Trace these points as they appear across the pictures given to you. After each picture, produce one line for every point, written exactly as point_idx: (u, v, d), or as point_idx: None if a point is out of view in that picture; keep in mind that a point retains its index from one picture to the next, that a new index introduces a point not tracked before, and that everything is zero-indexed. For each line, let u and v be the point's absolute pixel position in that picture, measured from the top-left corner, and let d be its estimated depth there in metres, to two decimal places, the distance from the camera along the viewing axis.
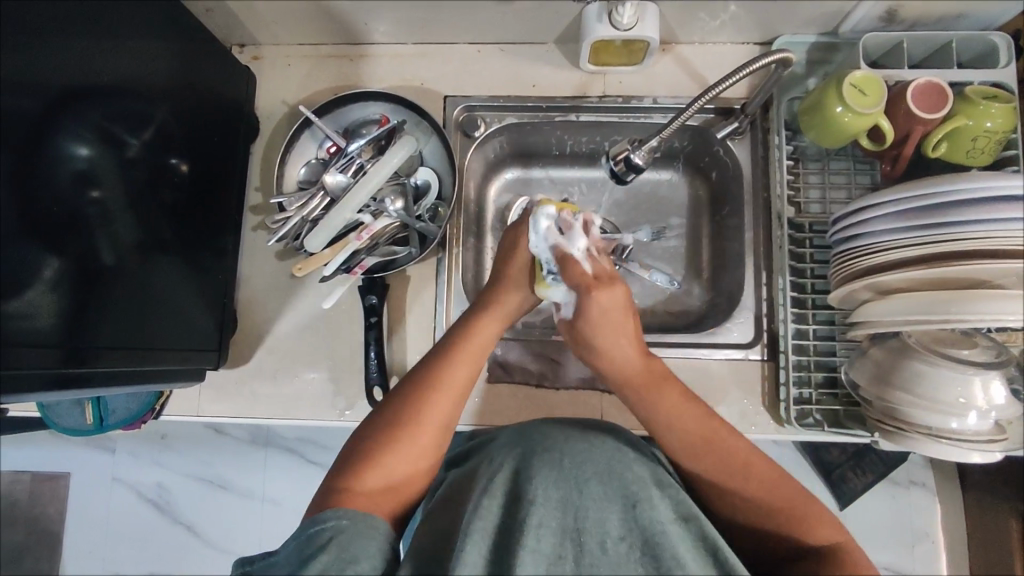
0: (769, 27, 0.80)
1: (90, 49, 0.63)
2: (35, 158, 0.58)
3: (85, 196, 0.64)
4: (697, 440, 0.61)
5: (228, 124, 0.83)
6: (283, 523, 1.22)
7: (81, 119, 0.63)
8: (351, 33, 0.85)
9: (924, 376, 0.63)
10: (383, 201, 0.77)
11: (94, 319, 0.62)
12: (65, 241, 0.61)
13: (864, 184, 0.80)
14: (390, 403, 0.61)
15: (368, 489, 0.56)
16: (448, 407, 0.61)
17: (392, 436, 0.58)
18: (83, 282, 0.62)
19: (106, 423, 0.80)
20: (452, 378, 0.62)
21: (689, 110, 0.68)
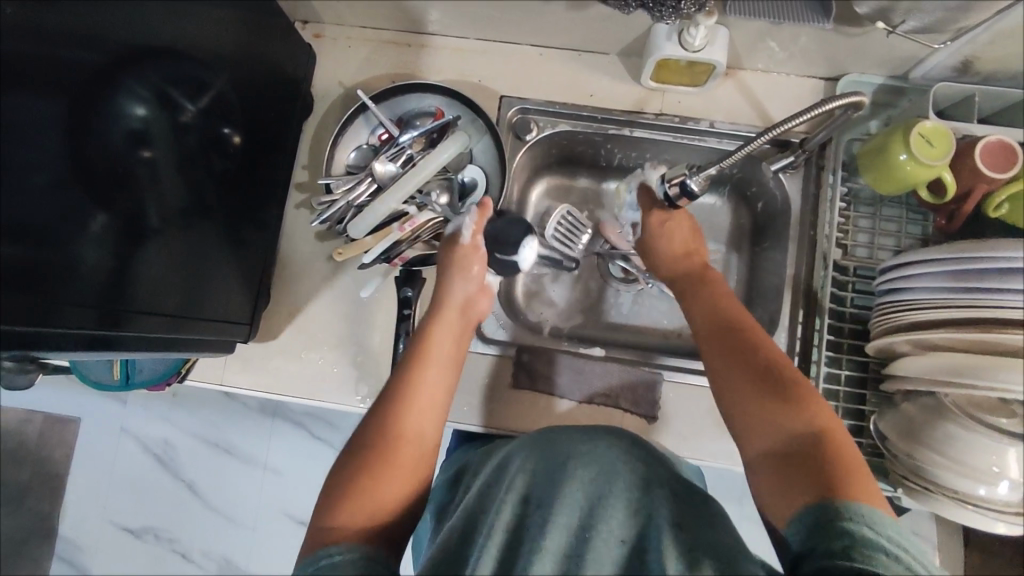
0: (839, 63, 0.79)
1: (155, 10, 0.63)
2: (90, 110, 0.58)
3: (136, 154, 0.64)
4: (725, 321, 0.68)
5: (283, 100, 0.83)
6: (283, 493, 1.24)
7: (139, 78, 0.63)
8: (414, 21, 0.84)
9: (956, 439, 0.62)
10: (430, 195, 0.78)
11: (130, 283, 0.62)
12: (113, 198, 0.61)
13: (915, 234, 0.78)
14: (368, 421, 0.61)
15: (358, 519, 0.53)
16: (423, 421, 0.62)
17: (379, 445, 0.59)
18: (123, 240, 0.62)
19: (132, 381, 0.81)
20: (419, 391, 0.63)
21: (758, 141, 0.65)
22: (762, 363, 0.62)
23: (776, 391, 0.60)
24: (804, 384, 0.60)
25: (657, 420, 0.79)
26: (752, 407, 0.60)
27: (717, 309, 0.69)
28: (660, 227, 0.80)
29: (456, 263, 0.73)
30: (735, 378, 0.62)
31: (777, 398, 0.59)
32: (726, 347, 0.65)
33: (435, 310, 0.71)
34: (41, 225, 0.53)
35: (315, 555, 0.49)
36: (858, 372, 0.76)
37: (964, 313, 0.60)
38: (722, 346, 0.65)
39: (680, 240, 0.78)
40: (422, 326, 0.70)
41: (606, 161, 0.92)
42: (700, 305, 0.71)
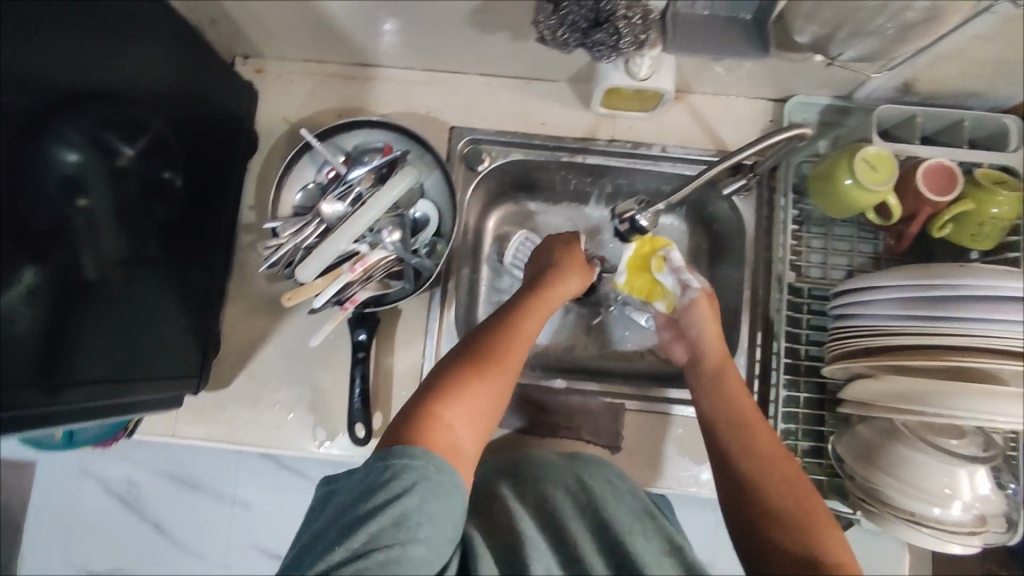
0: (785, 84, 0.79)
1: (90, 49, 0.60)
2: (21, 160, 0.54)
3: (72, 204, 0.59)
4: (757, 432, 0.65)
5: (225, 139, 0.80)
6: (254, 527, 1.21)
7: (72, 124, 0.59)
8: (359, 54, 0.82)
9: (908, 461, 0.63)
10: (380, 232, 0.75)
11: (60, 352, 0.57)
12: (47, 253, 0.56)
13: (866, 252, 0.79)
14: (468, 342, 0.62)
15: (449, 422, 0.55)
16: (519, 358, 0.63)
17: (473, 368, 0.59)
18: (51, 301, 0.57)
19: (76, 440, 0.77)
20: (522, 327, 0.65)
21: (724, 165, 0.68)
22: (789, 486, 0.60)
23: (801, 514, 0.58)
24: (825, 516, 0.58)
25: (621, 449, 0.79)
26: (780, 524, 0.58)
27: (749, 417, 0.67)
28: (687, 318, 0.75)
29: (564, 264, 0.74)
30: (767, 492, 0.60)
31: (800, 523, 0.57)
32: (742, 448, 0.64)
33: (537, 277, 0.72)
34: None
35: (394, 451, 0.51)
36: (816, 393, 0.76)
37: (913, 339, 0.61)
38: (750, 461, 0.63)
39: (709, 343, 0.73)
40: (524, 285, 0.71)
41: (562, 187, 0.91)
42: (715, 397, 0.69)
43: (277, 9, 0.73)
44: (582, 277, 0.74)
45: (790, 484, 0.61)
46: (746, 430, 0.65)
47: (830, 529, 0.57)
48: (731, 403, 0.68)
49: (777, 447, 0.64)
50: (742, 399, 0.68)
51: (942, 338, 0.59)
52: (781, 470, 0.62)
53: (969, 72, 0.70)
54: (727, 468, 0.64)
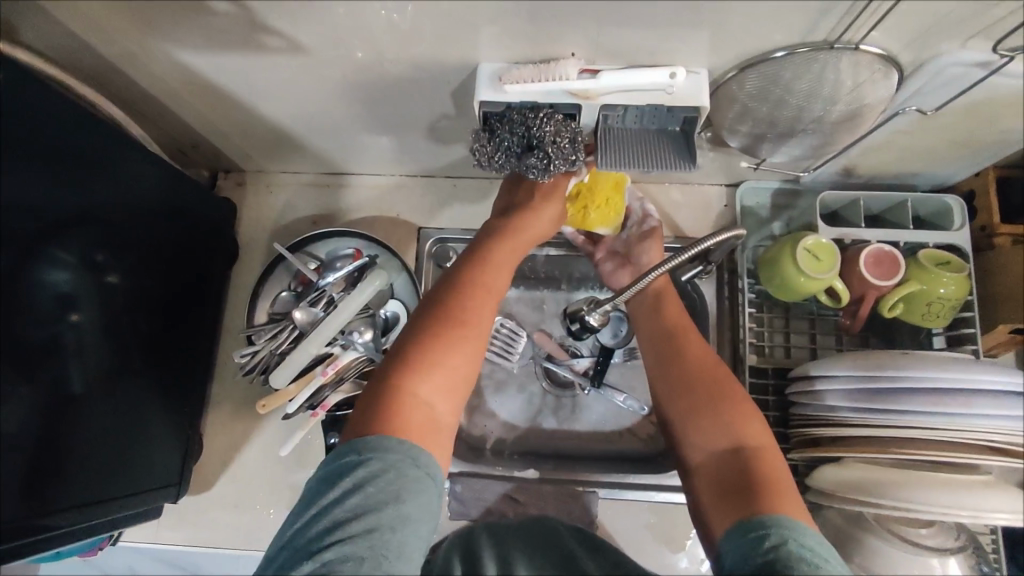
0: (733, 173, 0.83)
1: (93, 178, 0.64)
2: (20, 286, 0.58)
3: (65, 319, 0.64)
4: (676, 335, 0.73)
5: (208, 250, 0.85)
6: None
7: (66, 247, 0.63)
8: (332, 165, 0.88)
9: (880, 553, 0.62)
10: (352, 333, 0.79)
11: (49, 465, 0.60)
12: (39, 370, 0.60)
13: (829, 329, 0.80)
14: (424, 312, 0.62)
15: (423, 393, 0.56)
16: (487, 312, 0.64)
17: (438, 334, 0.59)
18: (48, 412, 0.61)
19: (62, 552, 0.78)
20: (485, 279, 0.65)
21: (683, 257, 0.67)
22: (704, 381, 0.68)
23: (716, 400, 0.66)
24: (736, 398, 0.66)
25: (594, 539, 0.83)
26: (700, 419, 0.65)
27: (673, 324, 0.75)
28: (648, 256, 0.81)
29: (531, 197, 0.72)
30: (687, 403, 0.67)
31: (712, 405, 0.65)
32: (675, 361, 0.71)
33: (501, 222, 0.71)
34: None
35: (359, 445, 0.52)
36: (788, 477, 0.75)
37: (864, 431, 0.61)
38: (675, 367, 0.70)
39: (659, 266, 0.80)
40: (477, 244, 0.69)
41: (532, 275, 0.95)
42: (654, 318, 0.76)
43: (251, 133, 0.80)
44: (559, 207, 0.73)
45: (720, 387, 0.67)
46: (672, 336, 0.74)
47: (755, 419, 0.64)
48: (666, 320, 0.76)
49: (707, 353, 0.72)
50: (674, 318, 0.75)
51: (894, 429, 0.60)
52: (710, 375, 0.68)
53: (905, 158, 0.73)
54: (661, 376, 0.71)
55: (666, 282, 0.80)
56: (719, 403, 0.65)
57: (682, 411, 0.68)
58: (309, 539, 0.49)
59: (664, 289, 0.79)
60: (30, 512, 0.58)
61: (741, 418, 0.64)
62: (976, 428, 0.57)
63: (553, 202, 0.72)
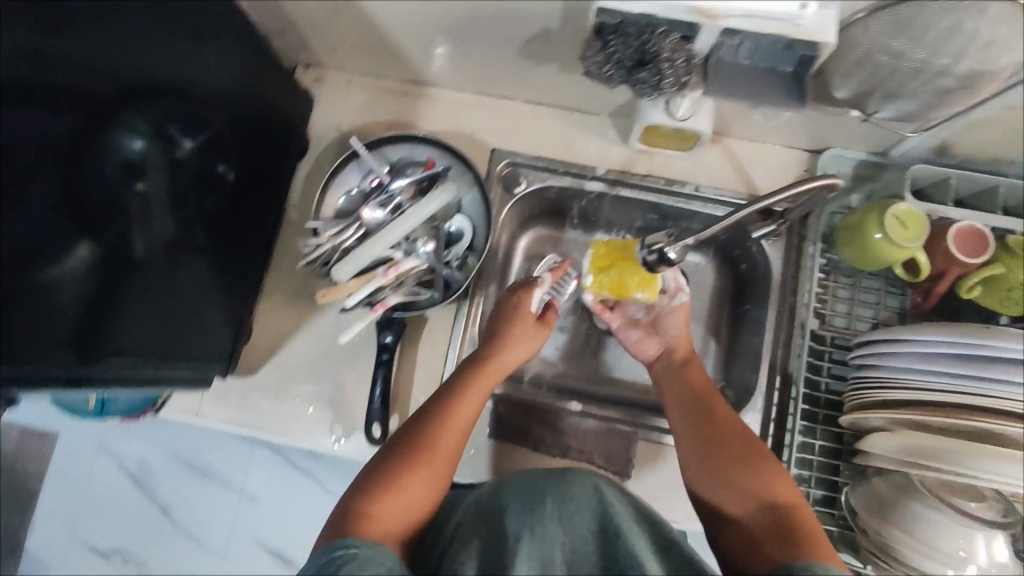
0: (821, 136, 0.81)
1: (158, 52, 0.68)
2: (89, 141, 0.62)
3: (131, 186, 0.66)
4: (694, 395, 0.75)
5: (281, 141, 0.85)
6: (252, 516, 1.33)
7: (141, 114, 0.66)
8: (414, 73, 0.87)
9: (922, 519, 0.63)
10: (416, 241, 0.79)
11: (109, 318, 0.64)
12: (104, 227, 0.64)
13: (893, 307, 0.80)
14: (399, 438, 0.64)
15: (386, 514, 0.57)
16: (452, 448, 0.65)
17: (399, 463, 0.61)
18: (108, 270, 0.64)
19: (106, 411, 0.81)
20: (452, 414, 0.67)
21: (742, 214, 0.68)
22: (728, 437, 0.70)
23: (744, 455, 0.67)
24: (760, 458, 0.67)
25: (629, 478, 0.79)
26: (727, 477, 0.66)
27: (693, 382, 0.77)
28: (671, 316, 0.83)
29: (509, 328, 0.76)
30: (709, 466, 0.68)
31: (740, 463, 0.67)
32: (703, 416, 0.72)
33: (480, 353, 0.74)
34: (32, 251, 0.55)
35: (336, 544, 0.51)
36: (832, 442, 0.76)
37: (935, 395, 0.61)
38: (692, 424, 0.72)
39: (680, 328, 0.82)
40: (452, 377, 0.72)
41: (594, 216, 0.94)
42: (675, 386, 0.77)
43: (344, 25, 0.79)
44: (530, 341, 0.77)
45: (748, 449, 0.68)
46: (689, 394, 0.75)
47: (785, 479, 0.65)
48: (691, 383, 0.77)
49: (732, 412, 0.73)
50: (699, 383, 0.77)
51: (930, 395, 0.61)
52: (734, 433, 0.70)
53: (1009, 139, 0.71)
54: (683, 431, 0.73)
55: (690, 349, 0.81)
56: (749, 457, 0.67)
57: (710, 476, 0.68)
58: None
59: (693, 358, 0.80)
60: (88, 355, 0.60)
61: (765, 481, 0.64)
62: (1018, 398, 0.57)
63: (518, 328, 0.76)
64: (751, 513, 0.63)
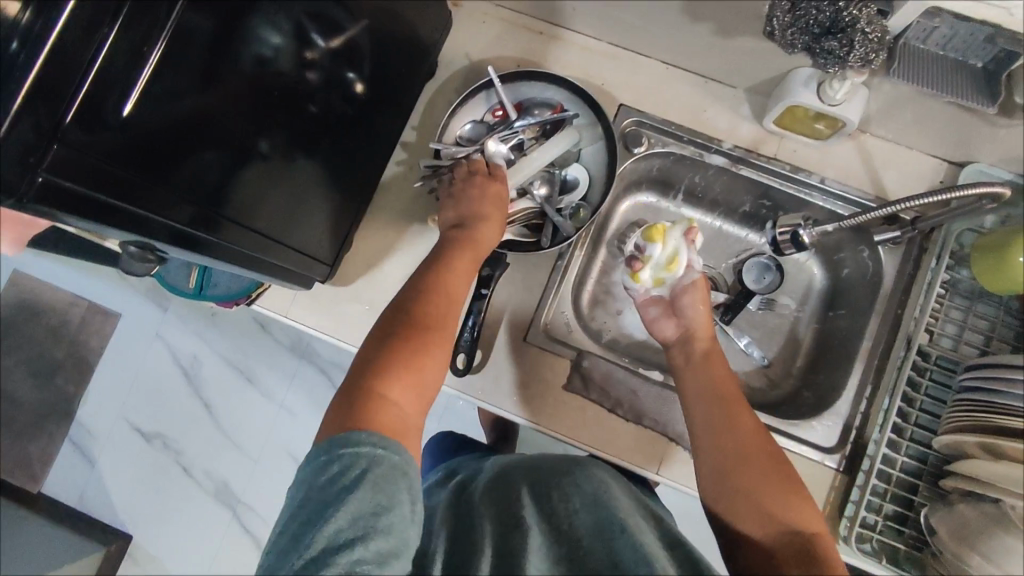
0: (969, 149, 0.77)
1: None
2: (233, 27, 0.54)
3: (259, 82, 0.60)
4: (719, 398, 0.68)
5: (414, 61, 0.83)
6: (289, 429, 1.36)
7: (284, 9, 0.58)
8: (555, 13, 0.85)
9: (1011, 551, 0.60)
10: (531, 183, 0.80)
11: (229, 197, 0.61)
12: (230, 118, 0.58)
13: (1007, 337, 0.76)
14: (391, 324, 0.61)
15: (394, 395, 0.56)
16: (450, 323, 0.64)
17: (403, 346, 0.59)
18: (234, 163, 0.60)
19: (205, 293, 0.83)
20: (445, 291, 0.65)
21: (875, 213, 0.74)
22: (750, 451, 0.64)
23: (768, 473, 0.62)
24: (781, 473, 0.62)
25: None
26: (744, 499, 0.61)
27: (714, 379, 0.70)
28: (689, 295, 0.77)
29: (482, 210, 0.72)
30: (727, 482, 0.63)
31: (766, 482, 0.61)
32: (725, 425, 0.65)
33: (454, 236, 0.71)
34: (162, 132, 0.51)
35: (340, 441, 0.49)
36: (916, 461, 0.73)
37: None
38: (711, 430, 0.66)
39: (703, 315, 0.76)
40: (437, 254, 0.69)
41: (702, 193, 0.92)
42: (699, 374, 0.71)
43: None
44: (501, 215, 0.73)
45: (767, 459, 0.63)
46: (705, 392, 0.69)
47: (807, 500, 0.61)
48: (714, 378, 0.70)
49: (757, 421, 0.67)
50: (723, 376, 0.70)
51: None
52: (753, 441, 0.64)
53: None
54: (702, 439, 0.66)
55: (711, 338, 0.75)
56: (773, 479, 0.62)
57: (729, 483, 0.62)
58: (294, 537, 0.46)
59: (713, 355, 0.73)
60: (206, 227, 0.58)
61: (788, 501, 0.60)
62: None
63: (491, 196, 0.73)
64: (772, 534, 0.59)
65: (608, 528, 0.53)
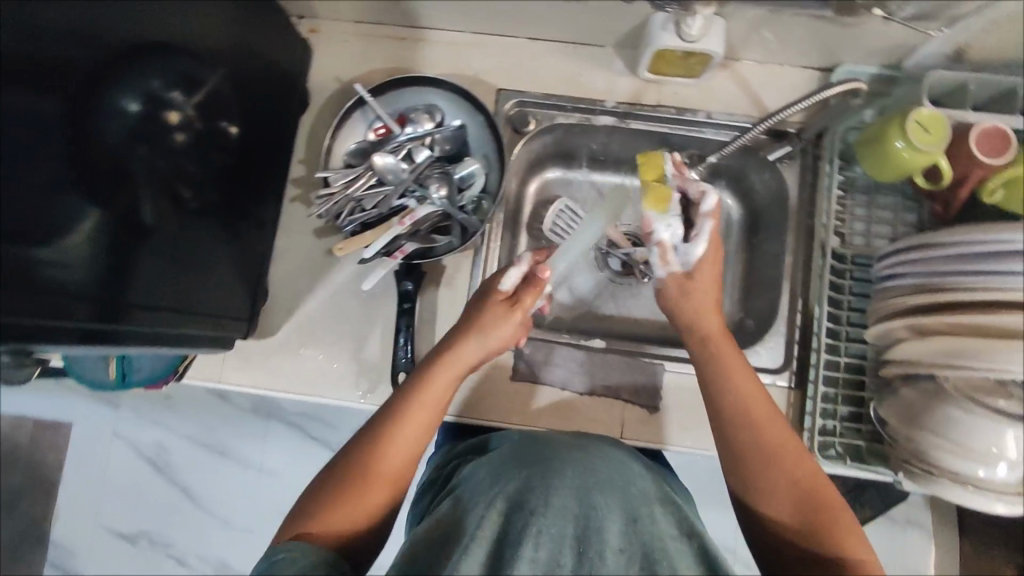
0: (832, 53, 0.80)
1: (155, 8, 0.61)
2: (87, 105, 0.55)
3: (135, 153, 0.60)
4: (741, 410, 0.61)
5: (281, 96, 0.81)
6: (274, 491, 1.32)
7: (139, 77, 0.60)
8: (411, 16, 0.84)
9: (957, 422, 0.62)
10: (428, 188, 0.78)
11: (129, 275, 0.60)
12: (112, 194, 0.57)
13: (909, 221, 0.80)
14: (360, 440, 0.61)
15: (335, 514, 0.56)
16: (412, 443, 0.61)
17: (358, 467, 0.59)
18: (123, 234, 0.59)
19: (129, 380, 0.80)
20: (418, 408, 0.62)
21: (754, 131, 0.76)
22: (775, 460, 0.58)
23: (799, 485, 0.57)
24: (811, 482, 0.57)
25: (658, 411, 0.79)
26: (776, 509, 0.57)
27: (728, 379, 0.63)
28: (678, 286, 0.68)
29: (481, 319, 0.67)
30: (757, 491, 0.58)
31: (793, 491, 0.57)
32: (749, 430, 0.60)
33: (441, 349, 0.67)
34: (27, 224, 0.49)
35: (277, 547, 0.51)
36: (858, 358, 0.77)
37: (974, 293, 0.61)
38: (734, 441, 0.60)
39: (706, 306, 0.67)
40: (418, 369, 0.65)
41: (604, 155, 0.92)
42: (716, 378, 0.64)
43: None
44: (502, 320, 0.67)
45: (793, 477, 0.58)
46: (724, 395, 0.63)
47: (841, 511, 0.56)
48: (733, 383, 0.63)
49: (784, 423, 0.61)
50: (742, 380, 0.63)
51: (966, 293, 0.62)
52: (776, 456, 0.59)
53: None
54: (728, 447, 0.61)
55: (723, 331, 0.67)
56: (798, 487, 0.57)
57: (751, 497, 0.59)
58: None
59: (720, 346, 0.66)
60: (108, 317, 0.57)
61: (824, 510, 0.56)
62: None
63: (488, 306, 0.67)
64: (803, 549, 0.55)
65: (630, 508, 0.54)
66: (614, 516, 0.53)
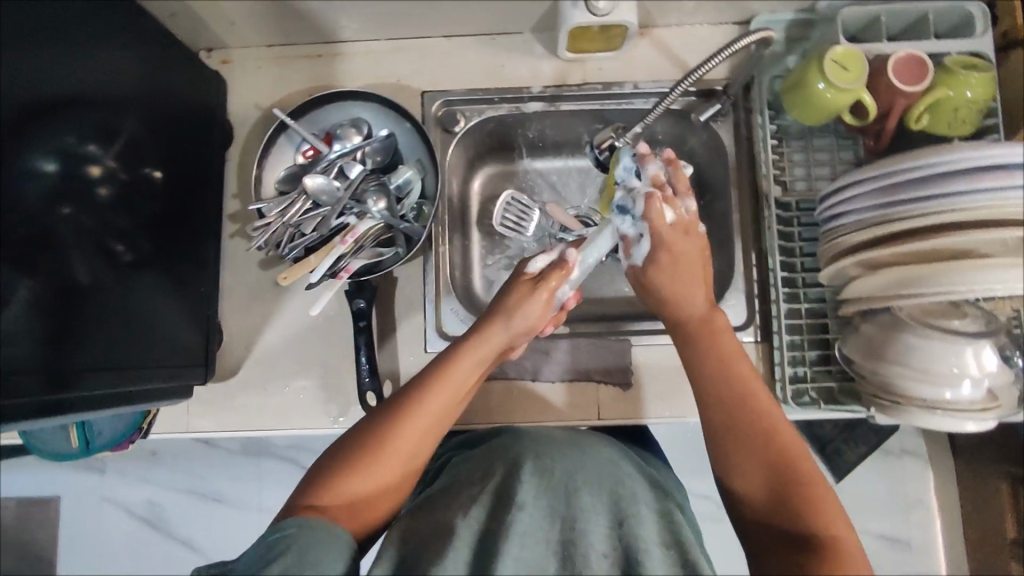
0: (744, 6, 0.80)
1: (59, 58, 0.57)
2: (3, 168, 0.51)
3: (56, 213, 0.57)
4: (732, 395, 0.60)
5: (204, 132, 0.79)
6: None
7: (50, 133, 0.56)
8: (322, 31, 0.83)
9: (917, 349, 0.64)
10: (366, 201, 0.76)
11: (73, 342, 0.58)
12: (39, 260, 0.55)
13: (848, 159, 0.80)
14: (371, 422, 0.58)
15: (341, 494, 0.54)
16: (422, 433, 0.58)
17: (365, 451, 0.56)
18: (61, 302, 0.57)
19: (93, 446, 0.78)
20: (431, 394, 0.59)
21: (674, 94, 0.73)
22: (762, 434, 0.58)
23: (779, 454, 0.57)
24: (794, 453, 0.56)
25: (632, 386, 0.79)
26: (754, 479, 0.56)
27: (718, 359, 0.62)
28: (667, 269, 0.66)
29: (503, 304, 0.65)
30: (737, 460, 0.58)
31: (771, 464, 0.56)
32: (737, 404, 0.60)
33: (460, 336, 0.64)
34: None
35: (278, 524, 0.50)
36: (818, 302, 0.77)
37: (916, 220, 0.62)
38: (725, 416, 0.59)
39: (700, 294, 0.65)
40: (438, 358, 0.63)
41: (542, 141, 0.91)
42: (708, 357, 0.63)
43: None
44: (522, 302, 0.65)
45: (776, 449, 0.57)
46: (719, 366, 0.62)
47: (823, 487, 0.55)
48: (725, 359, 0.62)
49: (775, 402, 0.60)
50: (737, 357, 0.62)
51: (906, 221, 0.62)
52: (762, 430, 0.58)
53: None
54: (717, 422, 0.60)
55: (711, 317, 0.65)
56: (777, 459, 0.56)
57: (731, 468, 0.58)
58: None
59: (715, 332, 0.64)
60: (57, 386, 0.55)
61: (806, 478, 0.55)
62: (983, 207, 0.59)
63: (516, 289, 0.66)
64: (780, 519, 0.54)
65: (616, 507, 0.54)
66: (600, 519, 0.52)
